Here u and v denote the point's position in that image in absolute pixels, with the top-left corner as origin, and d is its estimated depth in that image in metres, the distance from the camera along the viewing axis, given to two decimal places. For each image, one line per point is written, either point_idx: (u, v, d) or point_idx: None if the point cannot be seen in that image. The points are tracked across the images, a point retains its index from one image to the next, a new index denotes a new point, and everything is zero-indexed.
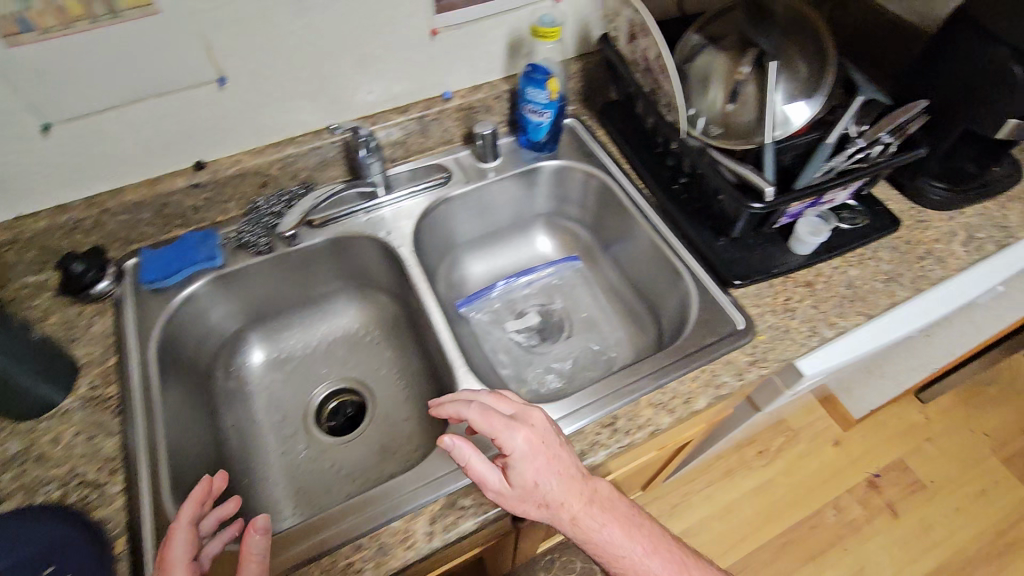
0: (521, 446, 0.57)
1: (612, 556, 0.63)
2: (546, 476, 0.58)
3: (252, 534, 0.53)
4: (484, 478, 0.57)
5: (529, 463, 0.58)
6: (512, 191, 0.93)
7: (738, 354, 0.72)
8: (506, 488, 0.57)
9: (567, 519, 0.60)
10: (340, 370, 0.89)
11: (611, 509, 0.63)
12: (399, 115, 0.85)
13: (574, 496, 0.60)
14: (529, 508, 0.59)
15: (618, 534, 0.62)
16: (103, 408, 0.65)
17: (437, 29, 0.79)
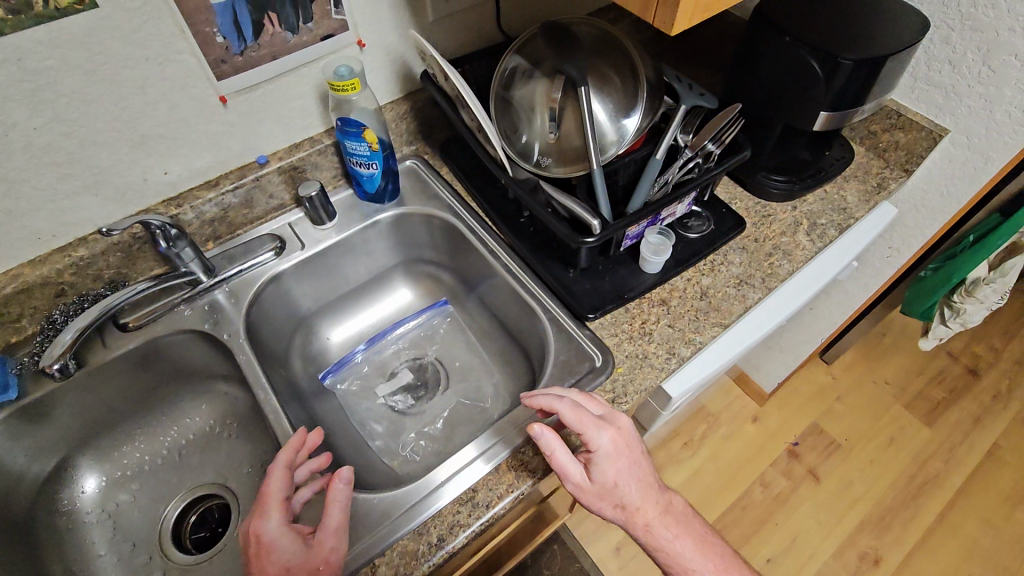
0: (611, 445, 0.60)
1: (663, 558, 0.67)
2: (628, 477, 0.61)
3: (335, 486, 0.56)
4: (574, 471, 0.59)
5: (621, 462, 0.61)
6: (356, 248, 0.88)
7: (598, 393, 0.69)
8: (602, 484, 0.60)
9: (642, 523, 0.63)
10: (197, 476, 0.81)
11: (677, 516, 0.67)
12: (210, 191, 0.79)
13: (650, 503, 0.63)
14: (605, 505, 0.61)
15: (679, 540, 0.66)
16: None
17: (226, 96, 0.73)
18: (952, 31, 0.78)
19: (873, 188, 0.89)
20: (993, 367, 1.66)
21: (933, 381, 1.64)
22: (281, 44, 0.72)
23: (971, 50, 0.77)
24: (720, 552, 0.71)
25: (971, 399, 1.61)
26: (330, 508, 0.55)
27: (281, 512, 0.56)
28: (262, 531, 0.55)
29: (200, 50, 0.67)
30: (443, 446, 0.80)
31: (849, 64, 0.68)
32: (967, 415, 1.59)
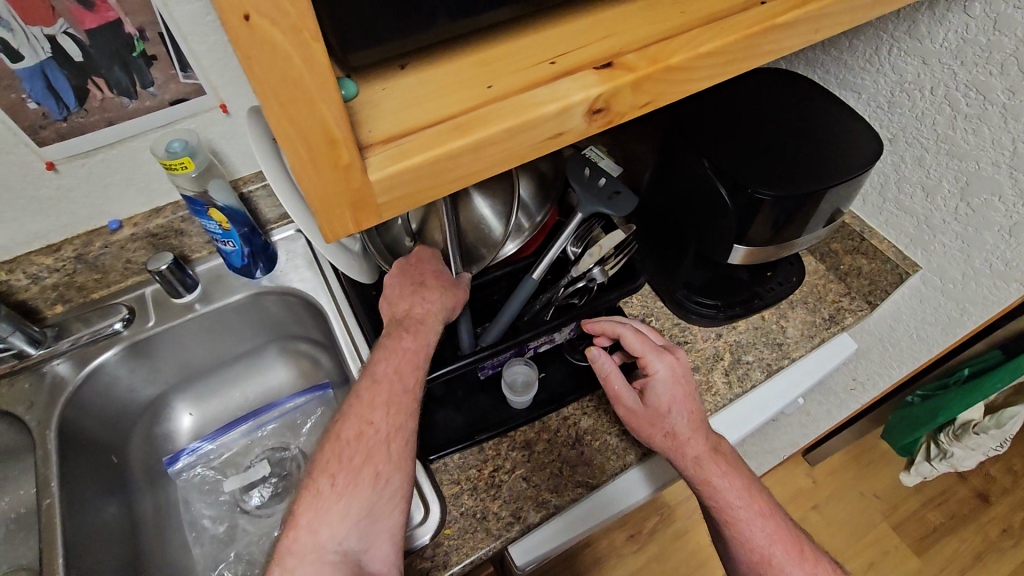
0: (667, 369, 0.58)
1: (716, 508, 0.57)
2: (680, 407, 0.58)
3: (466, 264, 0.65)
4: (623, 391, 0.58)
5: (674, 389, 0.58)
6: (224, 324, 0.82)
7: (415, 560, 0.58)
8: (652, 407, 0.58)
9: (693, 459, 0.57)
10: (12, 560, 0.75)
11: (727, 465, 0.58)
12: (49, 256, 0.71)
13: (702, 438, 0.57)
14: (655, 434, 0.58)
15: (736, 487, 0.57)
16: None
17: (53, 162, 0.65)
18: (927, 153, 0.62)
19: (823, 320, 0.73)
20: (1008, 492, 1.43)
21: (931, 501, 1.43)
22: (117, 109, 0.64)
23: (946, 179, 0.61)
24: (778, 506, 0.59)
25: (974, 529, 1.39)
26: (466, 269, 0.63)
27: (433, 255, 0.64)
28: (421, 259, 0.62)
29: (7, 116, 0.59)
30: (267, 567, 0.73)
31: (766, 200, 0.54)
32: (966, 548, 1.37)
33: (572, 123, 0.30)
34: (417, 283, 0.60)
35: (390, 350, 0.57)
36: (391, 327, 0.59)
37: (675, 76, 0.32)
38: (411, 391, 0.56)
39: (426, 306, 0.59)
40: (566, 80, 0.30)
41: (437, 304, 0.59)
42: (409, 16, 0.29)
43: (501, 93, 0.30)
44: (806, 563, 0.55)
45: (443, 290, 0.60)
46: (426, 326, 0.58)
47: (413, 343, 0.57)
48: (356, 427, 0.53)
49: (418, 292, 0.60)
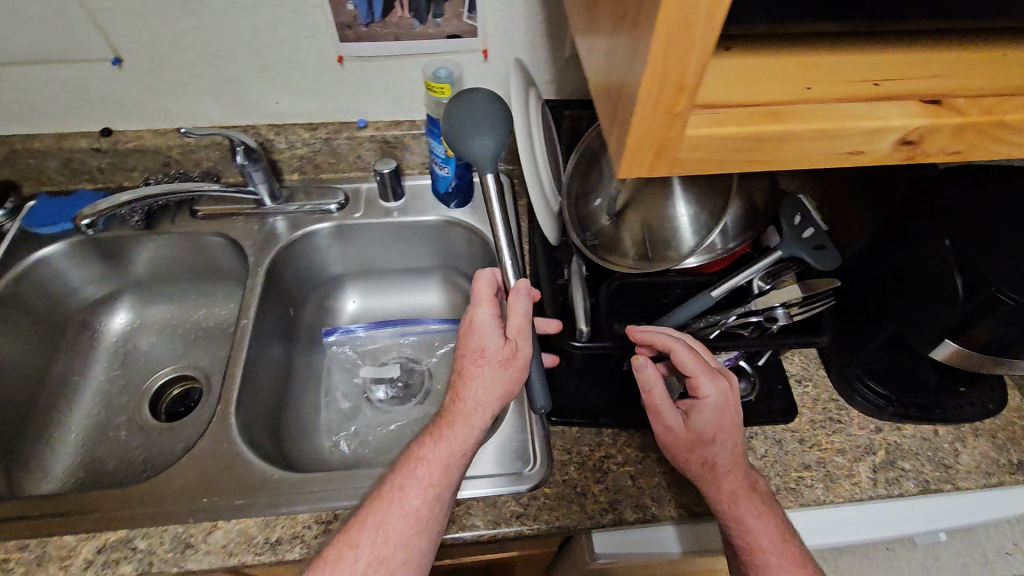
0: (716, 397, 0.55)
1: (743, 550, 0.54)
2: (723, 436, 0.55)
3: (518, 293, 0.59)
4: (668, 409, 0.55)
5: (717, 419, 0.55)
6: (408, 236, 0.91)
7: (509, 502, 0.61)
8: (692, 429, 0.55)
9: (727, 492, 0.55)
10: (190, 359, 0.91)
11: (761, 504, 0.55)
12: (307, 132, 0.85)
13: (738, 470, 0.55)
14: (692, 458, 0.55)
15: (769, 529, 0.54)
16: None
17: (343, 57, 0.77)
18: None
19: (1008, 462, 0.65)
20: None
21: None
22: (406, 28, 0.74)
23: None
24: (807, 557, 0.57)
25: None
26: (514, 310, 0.58)
27: (491, 304, 0.59)
28: (474, 315, 0.59)
29: (329, 8, 0.71)
30: (370, 453, 0.80)
31: (1012, 302, 0.48)
32: None
33: (877, 147, 0.31)
34: (465, 348, 0.58)
35: (404, 463, 0.55)
36: (417, 438, 0.58)
37: (996, 136, 0.32)
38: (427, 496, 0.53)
39: (466, 402, 0.57)
40: (887, 105, 0.31)
41: (474, 396, 0.57)
42: (784, 5, 0.29)
43: (822, 97, 0.30)
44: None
45: (485, 368, 0.57)
46: (459, 434, 0.56)
47: (432, 453, 0.55)
48: (340, 547, 0.51)
49: (464, 372, 0.58)
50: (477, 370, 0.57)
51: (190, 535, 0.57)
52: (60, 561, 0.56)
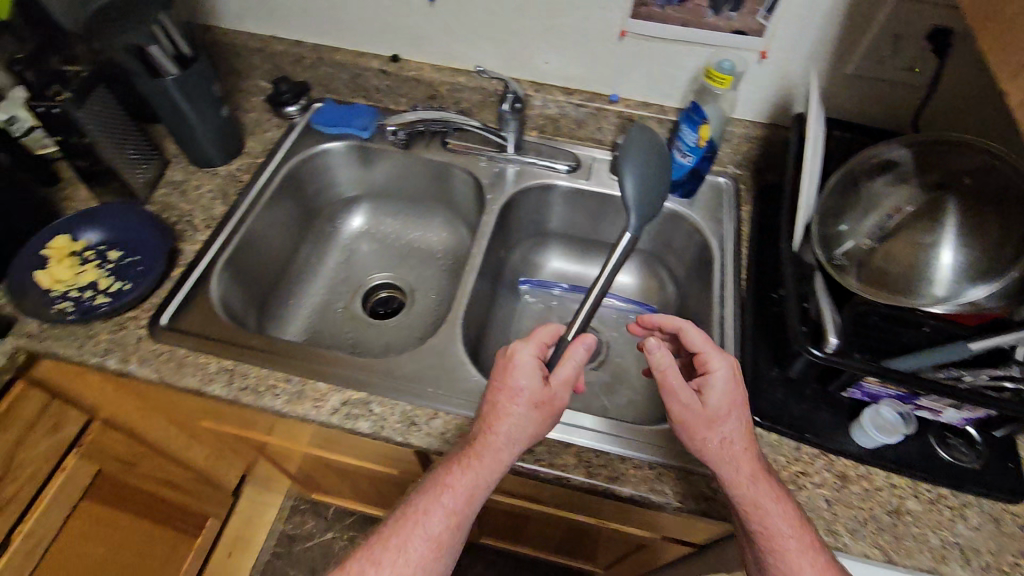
0: (721, 377, 0.58)
1: (761, 536, 0.55)
2: (725, 413, 0.57)
3: (579, 347, 0.62)
4: (678, 387, 0.57)
5: (722, 398, 0.57)
6: (622, 214, 0.93)
7: (698, 481, 0.63)
8: (700, 407, 0.57)
9: (746, 475, 0.55)
10: (400, 271, 1.02)
11: (775, 488, 0.56)
12: (562, 95, 0.91)
13: (753, 454, 0.56)
14: (708, 437, 0.56)
15: (785, 512, 0.55)
16: (232, 185, 0.88)
17: (626, 32, 0.81)
18: None
19: None
20: None
21: None
22: (698, 16, 0.76)
23: None
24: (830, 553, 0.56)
25: None
26: (569, 358, 0.61)
27: (535, 347, 0.61)
28: (516, 352, 0.60)
29: None
30: None
31: None
32: None
33: None
34: (501, 384, 0.59)
35: (427, 487, 0.58)
36: (447, 456, 0.60)
37: None
38: (450, 514, 0.57)
39: (495, 435, 0.57)
40: None
41: (503, 433, 0.57)
42: None
43: None
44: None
45: (523, 404, 0.57)
46: (482, 464, 0.56)
47: (458, 481, 0.57)
48: (364, 562, 0.56)
49: (489, 413, 0.58)
50: (511, 408, 0.58)
51: (415, 415, 0.66)
52: (313, 401, 0.67)
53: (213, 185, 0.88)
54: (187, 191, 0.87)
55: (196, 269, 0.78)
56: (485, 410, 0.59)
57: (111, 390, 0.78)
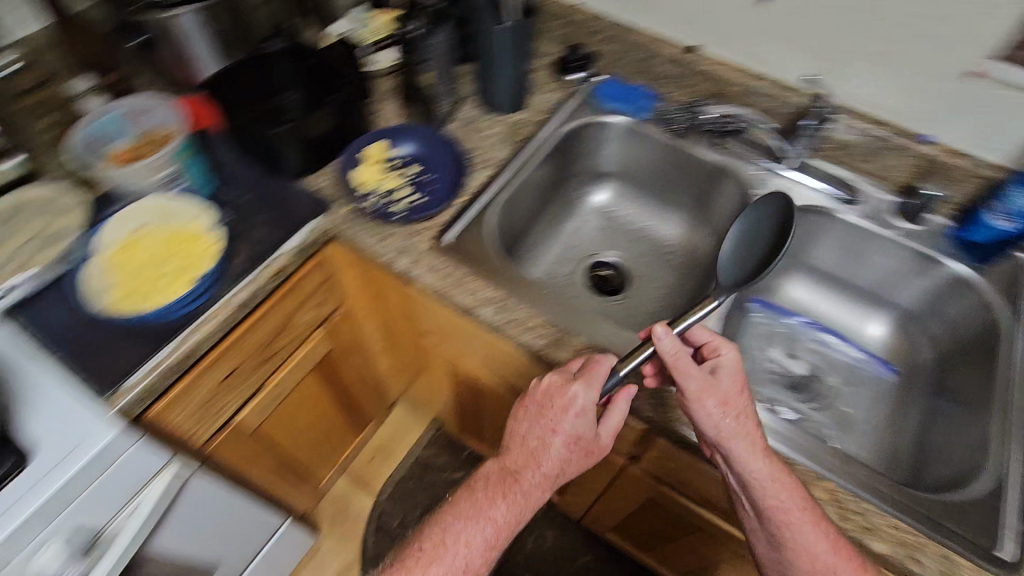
0: (729, 362, 0.64)
1: (777, 513, 0.59)
2: (734, 397, 0.61)
3: (621, 398, 0.64)
4: (692, 375, 0.61)
5: (727, 378, 0.62)
6: (894, 262, 0.85)
7: (964, 566, 0.58)
8: (711, 386, 0.61)
9: (755, 450, 0.59)
10: (626, 254, 1.02)
11: (780, 465, 0.60)
12: (868, 123, 0.85)
13: (759, 437, 0.60)
14: (718, 413, 0.60)
15: (795, 493, 0.59)
16: (513, 136, 0.93)
17: (981, 72, 0.73)
18: None
19: None
20: None
21: None
22: None
23: None
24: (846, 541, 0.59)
25: None
26: (614, 412, 0.64)
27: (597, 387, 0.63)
28: (566, 383, 0.64)
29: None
30: None
31: None
32: None
33: None
34: (554, 415, 0.64)
35: (468, 512, 0.66)
36: (484, 480, 0.67)
37: None
38: (499, 514, 0.65)
39: (541, 458, 0.66)
40: None
41: (556, 452, 0.66)
42: None
43: None
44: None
45: (569, 447, 0.65)
46: (523, 487, 0.65)
47: (499, 515, 0.65)
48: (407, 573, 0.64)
49: (533, 438, 0.66)
50: (549, 440, 0.65)
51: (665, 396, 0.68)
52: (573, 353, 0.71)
53: (497, 132, 0.94)
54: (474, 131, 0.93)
55: (473, 206, 0.83)
56: (523, 437, 0.67)
57: (379, 284, 0.89)
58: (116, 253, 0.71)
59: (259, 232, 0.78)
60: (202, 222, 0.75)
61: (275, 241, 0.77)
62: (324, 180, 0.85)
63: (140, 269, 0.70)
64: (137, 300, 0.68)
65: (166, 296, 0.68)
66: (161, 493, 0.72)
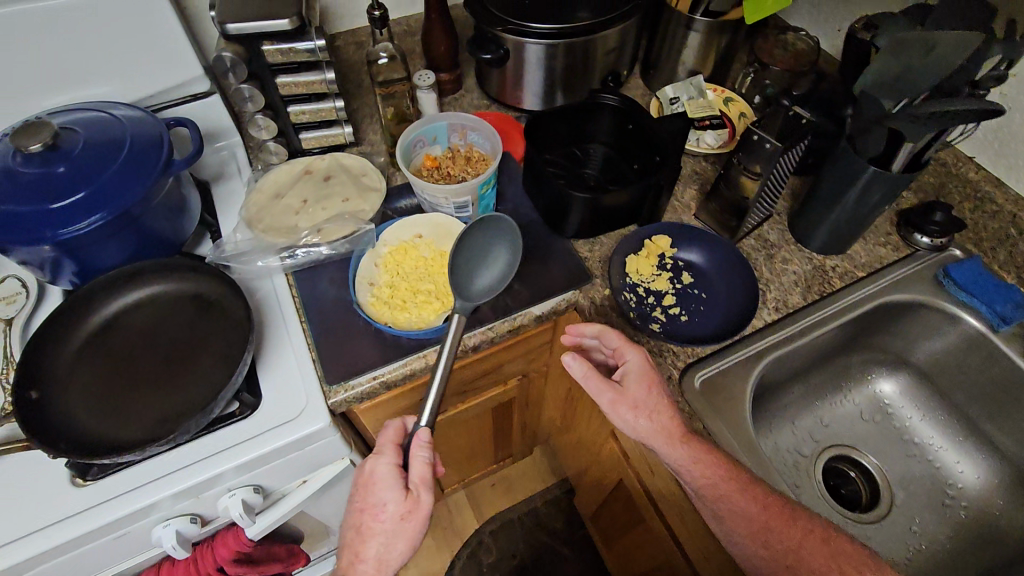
0: (634, 368, 0.64)
1: (708, 493, 0.59)
2: (644, 399, 0.63)
3: (416, 446, 0.60)
4: (597, 391, 0.64)
5: (637, 384, 0.63)
6: None
7: None
8: (621, 396, 0.63)
9: (667, 434, 0.61)
10: (888, 465, 0.81)
11: (699, 445, 0.61)
12: None
13: (666, 419, 0.62)
14: (624, 410, 0.62)
15: (715, 469, 0.59)
16: (818, 283, 0.77)
17: None
18: None
19: None
20: None
21: None
22: None
23: None
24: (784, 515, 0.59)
25: None
26: (417, 464, 0.59)
27: (393, 452, 0.62)
28: (372, 466, 0.61)
29: None
30: None
31: None
32: None
33: None
34: (365, 502, 0.60)
35: None
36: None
37: None
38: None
39: (365, 560, 0.59)
40: None
41: (381, 543, 0.59)
42: None
43: None
44: (825, 552, 0.59)
45: (387, 517, 0.58)
46: None
47: None
48: None
49: (355, 537, 0.60)
50: (376, 526, 0.59)
51: None
52: None
53: (799, 270, 0.79)
54: (773, 258, 0.80)
55: (742, 352, 0.71)
56: (349, 536, 0.61)
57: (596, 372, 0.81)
58: (389, 255, 0.73)
59: (514, 282, 0.75)
60: (471, 256, 0.73)
61: (525, 299, 0.74)
62: (593, 250, 0.80)
63: (402, 280, 0.72)
64: (390, 310, 0.70)
65: (411, 321, 0.69)
66: (329, 478, 0.74)
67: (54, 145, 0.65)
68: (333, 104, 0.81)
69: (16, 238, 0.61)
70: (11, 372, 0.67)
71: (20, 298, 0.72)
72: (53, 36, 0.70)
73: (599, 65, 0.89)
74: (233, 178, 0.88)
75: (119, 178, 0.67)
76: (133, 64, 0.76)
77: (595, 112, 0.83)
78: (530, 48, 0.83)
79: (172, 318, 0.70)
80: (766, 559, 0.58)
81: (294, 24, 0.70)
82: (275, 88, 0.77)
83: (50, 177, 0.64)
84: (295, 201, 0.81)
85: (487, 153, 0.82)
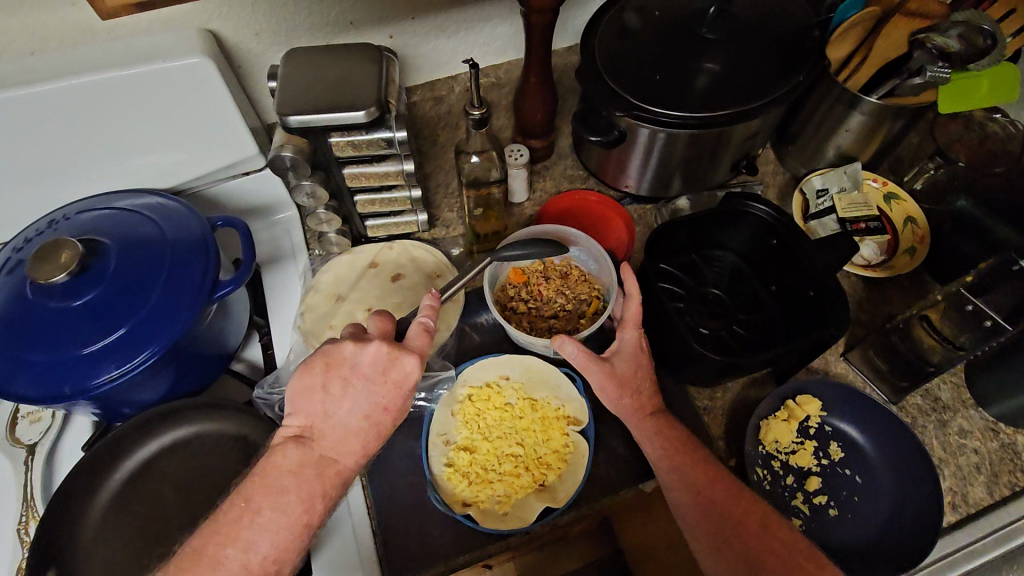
0: (627, 344, 0.58)
1: (667, 468, 0.54)
2: (631, 379, 0.57)
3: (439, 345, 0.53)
4: (589, 369, 0.56)
5: (626, 361, 0.58)
6: None
7: None
8: (608, 376, 0.56)
9: (637, 408, 0.57)
10: None
11: (667, 421, 0.57)
12: None
13: (640, 391, 0.57)
14: (607, 387, 0.57)
15: (676, 444, 0.55)
16: (1011, 473, 0.61)
17: None
18: None
19: None
20: None
21: None
22: None
23: None
24: (746, 504, 0.52)
25: None
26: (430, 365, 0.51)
27: (422, 349, 0.50)
28: (391, 355, 0.48)
29: None
30: None
31: None
32: None
33: None
34: (377, 392, 0.47)
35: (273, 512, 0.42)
36: (279, 469, 0.44)
37: None
38: (306, 507, 0.43)
39: (340, 451, 0.46)
40: None
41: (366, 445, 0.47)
42: None
43: None
44: (772, 536, 0.50)
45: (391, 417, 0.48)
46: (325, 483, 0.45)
47: (302, 502, 0.43)
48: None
49: (360, 427, 0.47)
50: (364, 417, 0.47)
51: None
52: None
53: (984, 449, 0.62)
54: (949, 430, 0.63)
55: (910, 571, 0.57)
56: (344, 420, 0.46)
57: None
58: (468, 403, 0.60)
59: (618, 443, 0.61)
60: (569, 415, 0.60)
61: (633, 469, 0.59)
62: (715, 399, 0.65)
63: (484, 438, 0.59)
64: (468, 483, 0.57)
65: (493, 499, 0.57)
66: None
67: (83, 268, 0.54)
68: (408, 193, 0.66)
69: (37, 389, 0.52)
70: (33, 518, 0.60)
71: (45, 417, 0.64)
72: (82, 117, 0.57)
73: (733, 151, 0.71)
74: (286, 262, 0.75)
75: (158, 312, 0.54)
76: (177, 143, 0.63)
77: (731, 219, 0.67)
78: (642, 132, 0.66)
79: (213, 464, 0.60)
80: (707, 531, 0.51)
81: (371, 116, 0.55)
82: (342, 179, 0.62)
83: (79, 311, 0.53)
84: (358, 309, 0.69)
85: (591, 271, 0.68)
